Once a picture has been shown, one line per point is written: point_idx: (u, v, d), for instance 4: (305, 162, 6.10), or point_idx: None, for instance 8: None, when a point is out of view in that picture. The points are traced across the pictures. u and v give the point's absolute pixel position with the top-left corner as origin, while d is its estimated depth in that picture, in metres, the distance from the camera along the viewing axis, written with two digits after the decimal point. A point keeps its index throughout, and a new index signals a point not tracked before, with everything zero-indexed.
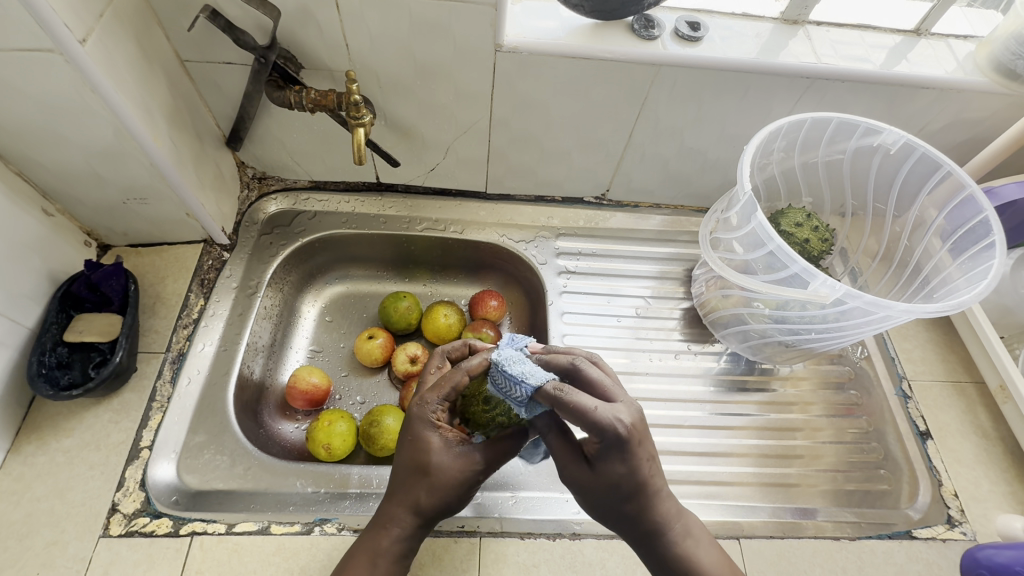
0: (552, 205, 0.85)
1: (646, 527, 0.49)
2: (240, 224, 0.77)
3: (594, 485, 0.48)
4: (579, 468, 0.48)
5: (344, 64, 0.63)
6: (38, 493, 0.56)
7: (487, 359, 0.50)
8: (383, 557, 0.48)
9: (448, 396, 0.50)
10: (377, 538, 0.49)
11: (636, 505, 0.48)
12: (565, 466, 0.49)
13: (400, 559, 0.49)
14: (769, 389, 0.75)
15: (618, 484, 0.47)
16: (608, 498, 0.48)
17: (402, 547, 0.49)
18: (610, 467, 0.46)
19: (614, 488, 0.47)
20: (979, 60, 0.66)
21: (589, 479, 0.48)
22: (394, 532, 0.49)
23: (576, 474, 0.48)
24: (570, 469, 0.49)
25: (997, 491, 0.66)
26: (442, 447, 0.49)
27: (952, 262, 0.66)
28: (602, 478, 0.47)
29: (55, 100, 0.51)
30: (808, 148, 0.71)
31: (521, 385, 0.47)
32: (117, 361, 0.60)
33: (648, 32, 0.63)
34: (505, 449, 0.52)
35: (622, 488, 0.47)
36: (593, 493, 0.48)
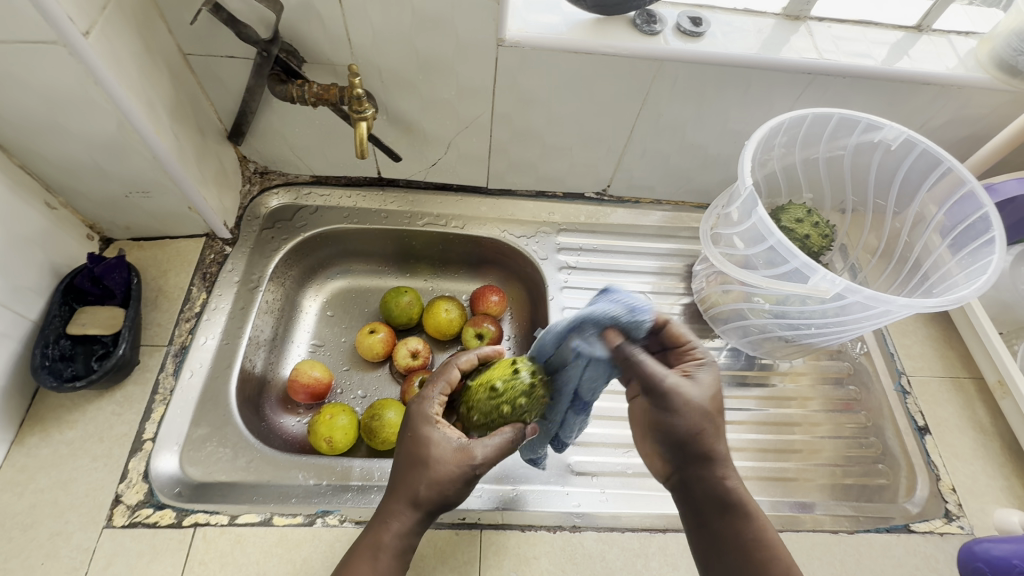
0: (553, 200, 0.85)
1: (705, 454, 0.51)
2: (242, 218, 0.77)
3: (693, 402, 0.50)
4: (690, 386, 0.51)
5: (346, 58, 0.63)
6: (42, 484, 0.57)
7: (474, 356, 0.58)
8: (383, 551, 0.48)
9: (442, 389, 0.55)
10: (376, 532, 0.49)
11: (715, 427, 0.51)
12: (668, 382, 0.50)
13: (401, 554, 0.49)
14: (768, 384, 0.75)
15: (701, 404, 0.51)
16: (690, 415, 0.50)
17: (403, 543, 0.49)
18: (704, 384, 0.52)
19: (704, 406, 0.51)
20: (981, 57, 0.66)
21: (701, 401, 0.51)
22: (394, 527, 0.48)
23: (687, 391, 0.50)
24: (676, 384, 0.50)
25: (994, 486, 0.67)
26: (439, 438, 0.51)
27: (951, 257, 0.66)
28: (701, 394, 0.51)
29: (58, 93, 0.51)
30: (809, 144, 0.71)
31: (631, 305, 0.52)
32: (120, 354, 0.60)
33: (650, 27, 0.63)
34: (505, 449, 0.51)
35: (703, 410, 0.51)
36: (686, 410, 0.50)
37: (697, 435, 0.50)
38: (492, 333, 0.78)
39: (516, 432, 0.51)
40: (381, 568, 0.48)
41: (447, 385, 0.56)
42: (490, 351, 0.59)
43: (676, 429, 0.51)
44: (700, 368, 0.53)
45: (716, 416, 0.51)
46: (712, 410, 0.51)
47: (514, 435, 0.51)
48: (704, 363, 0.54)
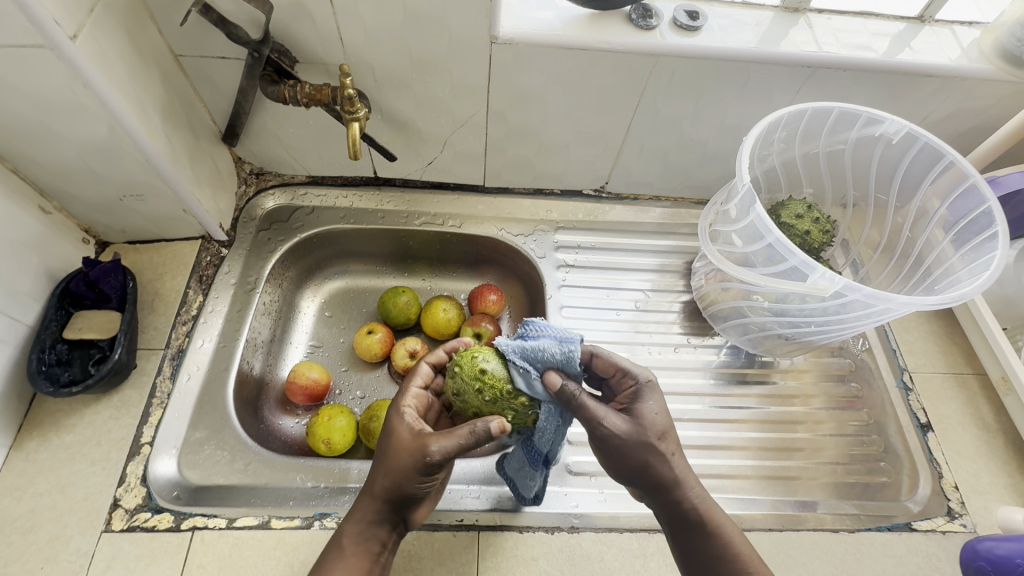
0: (550, 198, 0.84)
1: (670, 476, 0.52)
2: (238, 220, 0.77)
3: (632, 433, 0.52)
4: (621, 420, 0.52)
5: (338, 58, 0.63)
6: (40, 489, 0.57)
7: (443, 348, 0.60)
8: (347, 537, 0.50)
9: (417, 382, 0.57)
10: (345, 521, 0.51)
11: (663, 451, 0.52)
12: (604, 420, 0.51)
13: (365, 541, 0.50)
14: (769, 382, 0.75)
15: (650, 428, 0.52)
16: (642, 451, 0.52)
17: (365, 529, 0.50)
18: (646, 411, 0.53)
19: (645, 434, 0.52)
20: (984, 47, 0.65)
21: (628, 427, 0.51)
22: (357, 514, 0.51)
23: (615, 425, 0.51)
24: (609, 422, 0.51)
25: (997, 484, 0.66)
26: (398, 424, 0.52)
27: (954, 253, 0.65)
28: (641, 424, 0.52)
29: (47, 96, 0.51)
30: (810, 139, 0.70)
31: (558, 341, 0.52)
32: (116, 358, 0.60)
33: (645, 22, 0.62)
34: (455, 439, 0.49)
35: (654, 433, 0.52)
36: (631, 441, 0.51)
37: (645, 460, 0.52)
38: (490, 333, 0.77)
39: (466, 427, 0.49)
40: (345, 555, 0.49)
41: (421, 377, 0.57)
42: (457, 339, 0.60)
43: (625, 458, 0.52)
44: (637, 399, 0.54)
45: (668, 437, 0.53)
46: (656, 437, 0.52)
47: (473, 430, 0.49)
48: (648, 385, 0.54)
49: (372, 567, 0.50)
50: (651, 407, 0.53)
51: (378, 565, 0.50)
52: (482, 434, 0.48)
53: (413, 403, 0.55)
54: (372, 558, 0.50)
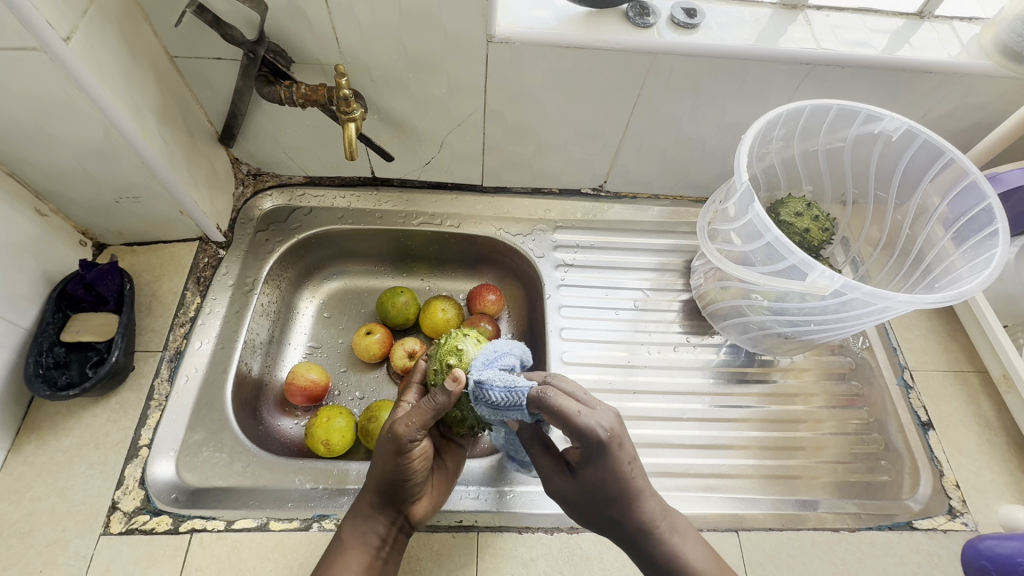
0: (549, 197, 0.84)
1: (632, 526, 0.51)
2: (236, 221, 0.77)
3: (578, 492, 0.51)
4: (565, 479, 0.52)
5: (334, 58, 0.62)
6: (39, 492, 0.57)
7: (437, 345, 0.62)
8: (344, 532, 0.52)
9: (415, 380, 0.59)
10: (346, 520, 0.53)
11: (617, 510, 0.50)
12: (549, 480, 0.52)
13: (361, 536, 0.51)
14: (769, 381, 0.74)
15: (600, 490, 0.49)
16: (590, 508, 0.51)
17: (360, 522, 0.52)
18: (591, 474, 0.49)
19: (591, 496, 0.50)
20: (984, 43, 0.65)
21: (573, 488, 0.51)
22: (354, 508, 0.53)
23: (558, 485, 0.52)
24: (553, 482, 0.52)
25: (999, 482, 0.66)
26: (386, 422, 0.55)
27: (955, 250, 0.65)
28: (585, 488, 0.50)
29: (41, 99, 0.50)
30: (809, 136, 0.70)
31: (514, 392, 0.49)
32: (113, 361, 0.60)
33: (643, 20, 0.62)
34: (416, 408, 0.50)
35: (603, 495, 0.50)
36: (577, 500, 0.51)
37: (589, 514, 0.52)
38: (488, 332, 0.77)
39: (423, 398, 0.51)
40: (345, 550, 0.51)
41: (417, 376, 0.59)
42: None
43: (580, 511, 0.52)
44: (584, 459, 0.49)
45: (632, 490, 0.50)
46: (608, 500, 0.50)
47: (433, 398, 0.50)
48: (599, 445, 0.46)
49: (371, 563, 0.50)
50: (589, 470, 0.49)
51: (377, 562, 0.51)
52: (442, 400, 0.49)
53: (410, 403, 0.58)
54: (371, 553, 0.50)
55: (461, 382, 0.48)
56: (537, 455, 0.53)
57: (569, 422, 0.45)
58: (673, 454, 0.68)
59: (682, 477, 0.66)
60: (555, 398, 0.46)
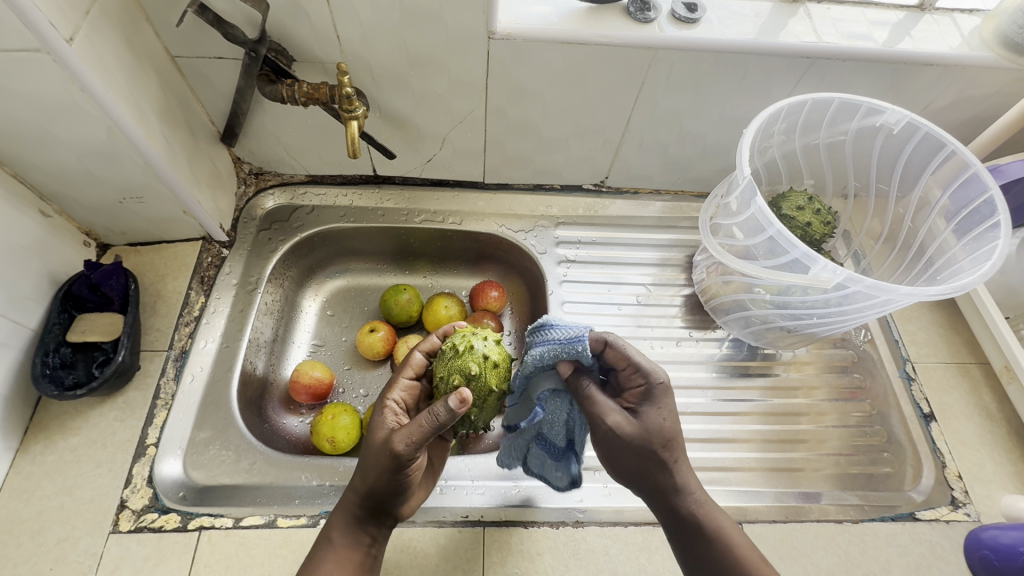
0: (550, 193, 0.84)
1: (675, 482, 0.52)
2: (238, 220, 0.77)
3: (637, 434, 0.51)
4: (624, 417, 0.51)
5: (335, 56, 0.63)
6: (48, 491, 0.57)
7: (434, 337, 0.60)
8: (334, 532, 0.51)
9: (408, 373, 0.58)
10: (334, 516, 0.52)
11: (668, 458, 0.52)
12: (605, 417, 0.51)
13: (353, 535, 0.51)
14: (771, 374, 0.75)
15: (654, 433, 0.51)
16: (647, 449, 0.51)
17: (353, 524, 0.51)
18: (653, 415, 0.51)
19: (654, 441, 0.51)
20: (985, 35, 0.65)
21: (632, 427, 0.51)
22: (342, 509, 0.52)
23: (619, 424, 0.51)
24: (610, 419, 0.51)
25: (1001, 473, 0.66)
26: (377, 421, 0.53)
27: (956, 242, 0.65)
28: (646, 428, 0.51)
29: (45, 100, 0.51)
30: (810, 130, 0.70)
31: (575, 331, 0.52)
32: (119, 360, 0.60)
33: (644, 15, 0.62)
34: (417, 425, 0.49)
35: (657, 438, 0.51)
36: (635, 442, 0.51)
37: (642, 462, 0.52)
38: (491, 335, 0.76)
39: (427, 410, 0.50)
40: (334, 548, 0.50)
41: (412, 369, 0.58)
42: (450, 329, 0.60)
43: (630, 458, 0.52)
44: (645, 402, 0.52)
45: (675, 442, 0.52)
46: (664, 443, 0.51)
47: (433, 414, 0.49)
48: (663, 383, 0.52)
49: (362, 561, 0.50)
50: (653, 414, 0.51)
51: (369, 558, 0.51)
52: (443, 415, 0.48)
53: (402, 396, 0.56)
54: (360, 551, 0.50)
55: (466, 405, 0.48)
56: (589, 395, 0.52)
57: (637, 359, 0.52)
58: None
59: None
60: (621, 339, 0.52)
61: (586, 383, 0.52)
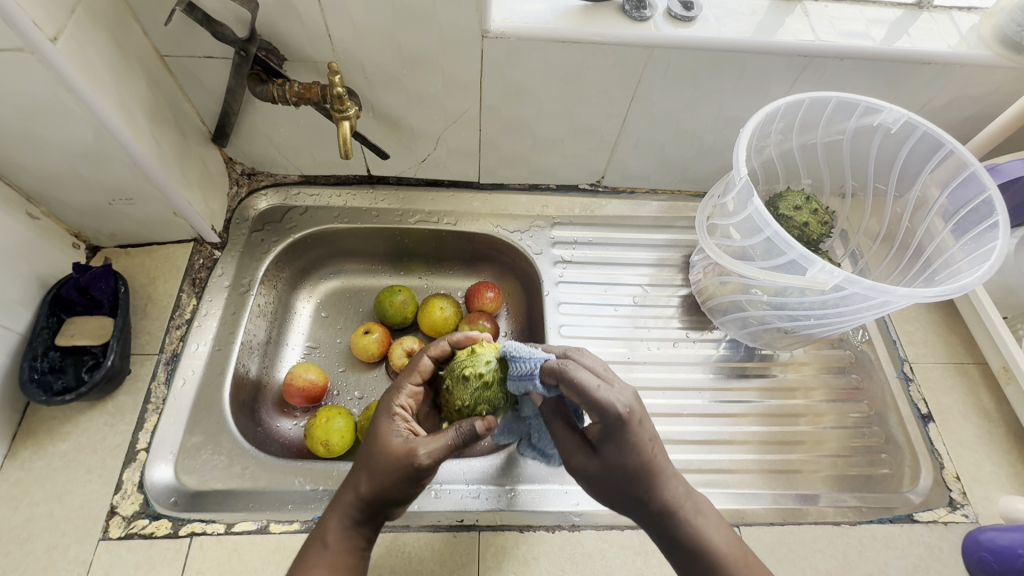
0: (546, 193, 0.84)
1: (656, 507, 0.49)
2: (231, 221, 0.76)
3: (602, 472, 0.50)
4: (586, 457, 0.51)
5: (327, 55, 0.62)
6: (37, 497, 0.56)
7: (444, 343, 0.57)
8: (329, 534, 0.49)
9: (414, 378, 0.56)
10: (328, 517, 0.50)
11: (645, 488, 0.49)
12: (571, 456, 0.52)
13: (348, 538, 0.49)
14: (769, 375, 0.74)
15: (619, 469, 0.49)
16: (616, 483, 0.50)
17: (349, 527, 0.50)
18: (614, 453, 0.49)
19: (621, 476, 0.49)
20: (983, 33, 0.64)
21: (596, 467, 0.50)
22: (341, 511, 0.50)
23: (580, 464, 0.51)
24: (575, 459, 0.51)
25: (999, 473, 0.66)
26: (389, 429, 0.51)
27: (954, 243, 0.64)
28: (609, 466, 0.49)
29: (30, 101, 0.50)
30: (807, 129, 0.69)
31: (530, 361, 0.52)
32: (109, 365, 0.60)
33: (639, 13, 0.61)
34: (441, 441, 0.49)
35: (623, 473, 0.49)
36: (601, 479, 0.50)
37: (619, 493, 0.50)
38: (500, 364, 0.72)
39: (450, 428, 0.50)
40: (329, 551, 0.49)
41: (419, 375, 0.56)
42: (462, 337, 0.58)
43: (602, 489, 0.51)
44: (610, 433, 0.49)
45: (653, 468, 0.49)
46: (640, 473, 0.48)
47: (457, 432, 0.49)
48: (619, 423, 0.46)
49: (356, 565, 0.49)
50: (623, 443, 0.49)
51: (362, 560, 0.50)
52: (468, 435, 0.49)
53: (407, 402, 0.55)
54: (355, 555, 0.49)
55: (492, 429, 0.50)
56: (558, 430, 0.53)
57: (589, 396, 0.47)
58: (674, 450, 0.67)
59: (684, 474, 0.66)
60: (574, 371, 0.48)
61: (555, 417, 0.53)
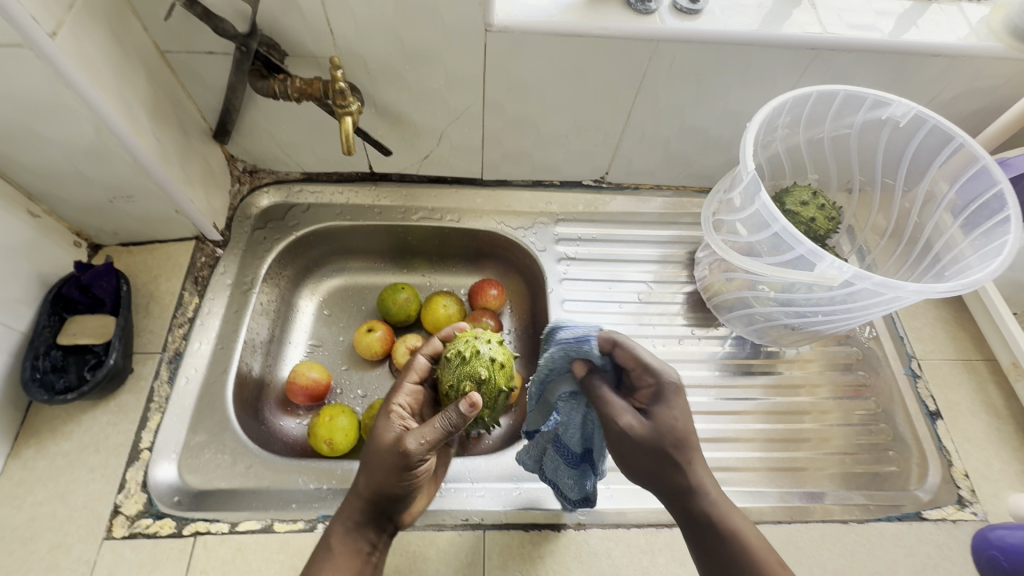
0: (549, 189, 0.83)
1: (691, 482, 0.48)
2: (233, 219, 0.76)
3: (647, 436, 0.48)
4: (634, 418, 0.49)
5: (329, 50, 0.61)
6: (39, 497, 0.56)
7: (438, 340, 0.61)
8: (334, 538, 0.49)
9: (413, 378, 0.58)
10: (333, 524, 0.50)
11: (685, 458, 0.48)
12: (617, 418, 0.48)
13: (353, 541, 0.49)
14: (775, 372, 0.74)
15: (667, 435, 0.48)
16: (660, 452, 0.48)
17: (353, 530, 0.50)
18: (664, 415, 0.48)
19: (666, 442, 0.48)
20: (993, 25, 0.63)
21: (644, 429, 0.48)
22: (344, 514, 0.50)
23: (632, 426, 0.48)
24: (623, 420, 0.48)
25: (1008, 470, 0.65)
26: (383, 425, 0.52)
27: (963, 238, 0.64)
28: (657, 429, 0.48)
29: (29, 98, 0.49)
30: (814, 124, 0.68)
31: (586, 330, 0.52)
32: (111, 363, 0.59)
33: (644, 6, 0.61)
34: (430, 427, 0.50)
35: (671, 439, 0.48)
36: (645, 445, 0.48)
37: (659, 465, 0.48)
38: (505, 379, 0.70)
39: (438, 413, 0.51)
40: (333, 556, 0.48)
41: (417, 374, 0.58)
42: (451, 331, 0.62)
43: (645, 464, 0.48)
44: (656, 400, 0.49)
45: (694, 440, 0.49)
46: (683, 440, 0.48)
47: (446, 416, 0.50)
48: (673, 386, 0.49)
49: (363, 568, 0.49)
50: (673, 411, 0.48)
51: (369, 565, 0.49)
52: (456, 417, 0.50)
53: (407, 401, 0.56)
54: (361, 558, 0.49)
55: (477, 408, 0.50)
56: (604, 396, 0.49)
57: (646, 361, 0.50)
58: None
59: None
60: (634, 342, 0.51)
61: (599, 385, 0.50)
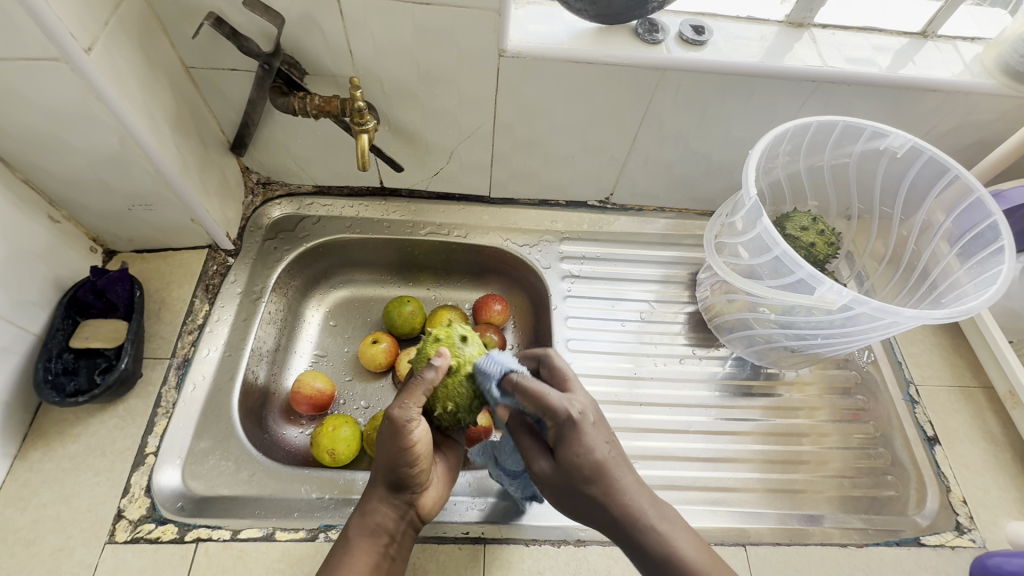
0: (555, 209, 0.85)
1: (615, 511, 0.48)
2: (245, 229, 0.77)
3: (559, 478, 0.48)
4: (547, 460, 0.49)
5: (347, 70, 0.63)
6: (45, 499, 0.57)
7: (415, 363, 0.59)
8: (354, 531, 0.50)
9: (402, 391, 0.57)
10: (352, 520, 0.52)
11: (605, 487, 0.47)
12: (532, 462, 0.50)
13: (372, 534, 0.50)
14: (774, 394, 0.75)
15: (575, 472, 0.47)
16: (574, 489, 0.48)
17: (371, 521, 0.50)
18: (569, 456, 0.47)
19: (576, 476, 0.47)
20: (986, 63, 0.66)
21: (556, 472, 0.48)
22: (364, 507, 0.51)
23: (542, 469, 0.49)
24: (536, 465, 0.49)
25: (1006, 498, 0.66)
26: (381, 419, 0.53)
27: (960, 266, 0.65)
28: (567, 469, 0.47)
29: (59, 107, 0.51)
30: (814, 152, 0.70)
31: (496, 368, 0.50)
32: (122, 368, 0.60)
33: (652, 37, 0.63)
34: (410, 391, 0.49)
35: (578, 478, 0.47)
36: (559, 486, 0.48)
37: (577, 497, 0.48)
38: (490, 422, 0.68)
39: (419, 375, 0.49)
40: (353, 549, 0.49)
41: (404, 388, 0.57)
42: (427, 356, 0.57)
43: (561, 499, 0.50)
44: (571, 436, 0.47)
45: (608, 469, 0.47)
46: (606, 464, 0.47)
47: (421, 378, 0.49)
48: (570, 425, 0.47)
49: (379, 561, 0.49)
50: (596, 442, 0.47)
51: (385, 559, 0.50)
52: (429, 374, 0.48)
53: None
54: (378, 550, 0.49)
55: (444, 356, 0.49)
56: (524, 440, 0.51)
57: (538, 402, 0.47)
58: (679, 466, 0.68)
59: (689, 490, 0.66)
60: (528, 384, 0.47)
61: (521, 428, 0.51)
